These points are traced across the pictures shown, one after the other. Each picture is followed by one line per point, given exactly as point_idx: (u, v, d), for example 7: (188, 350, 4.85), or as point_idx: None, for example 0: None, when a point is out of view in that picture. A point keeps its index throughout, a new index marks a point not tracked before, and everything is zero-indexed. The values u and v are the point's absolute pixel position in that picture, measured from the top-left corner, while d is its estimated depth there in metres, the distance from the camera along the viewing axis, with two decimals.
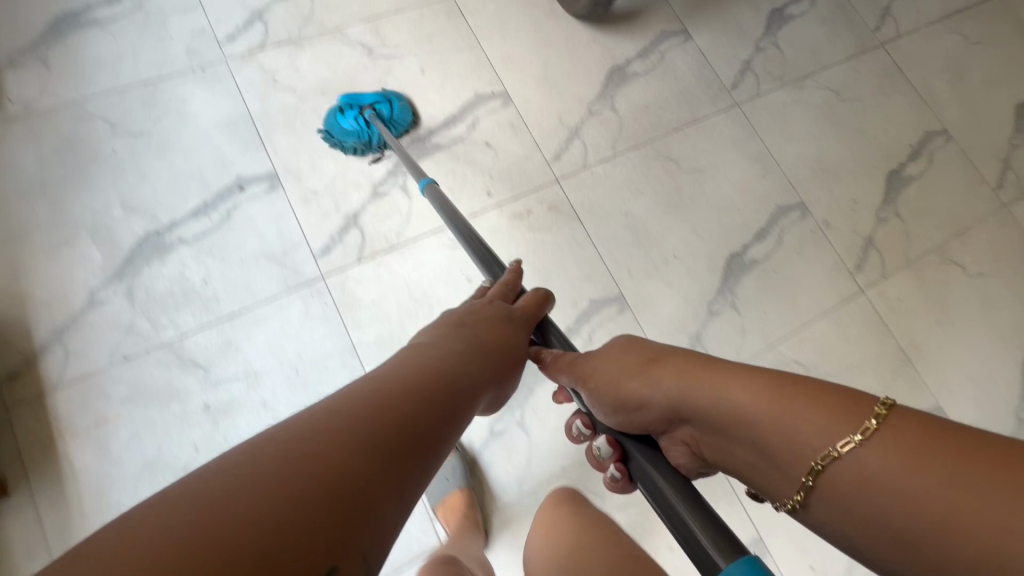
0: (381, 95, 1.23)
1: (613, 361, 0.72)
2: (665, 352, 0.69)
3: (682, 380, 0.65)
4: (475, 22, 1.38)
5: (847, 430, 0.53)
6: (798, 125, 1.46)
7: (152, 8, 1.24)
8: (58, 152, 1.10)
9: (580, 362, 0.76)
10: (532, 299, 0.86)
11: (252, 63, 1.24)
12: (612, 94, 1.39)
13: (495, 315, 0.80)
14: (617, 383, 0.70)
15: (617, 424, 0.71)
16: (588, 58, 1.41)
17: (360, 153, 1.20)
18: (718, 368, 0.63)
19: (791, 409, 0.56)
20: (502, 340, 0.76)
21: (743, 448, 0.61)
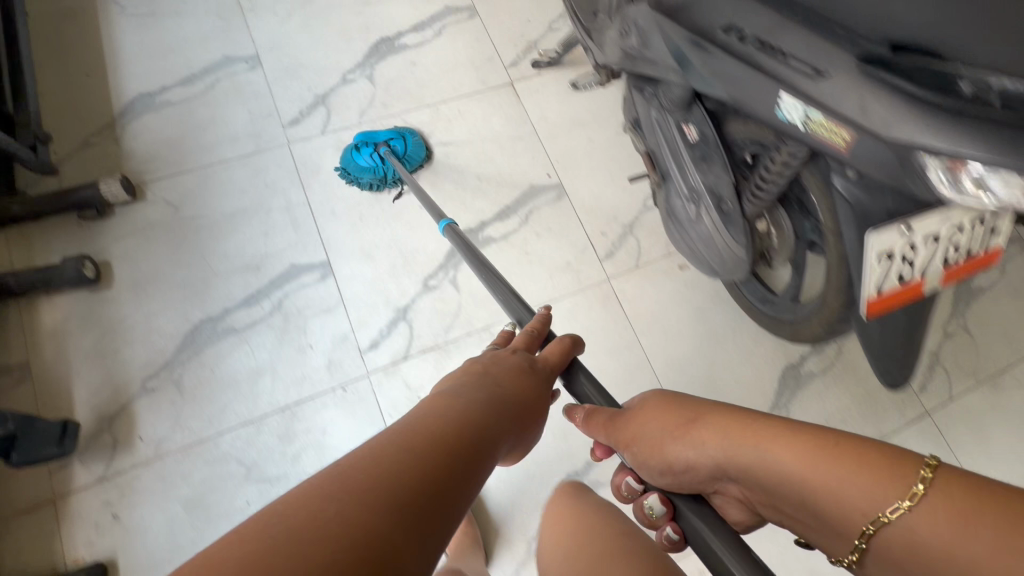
0: (394, 131, 1.28)
1: (652, 419, 0.70)
2: (704, 409, 0.67)
3: (729, 442, 0.63)
4: (633, 311, 1.24)
5: (890, 496, 0.51)
6: (999, 437, 1.25)
7: (291, 309, 1.12)
8: (189, 508, 0.98)
9: (617, 421, 0.73)
10: (557, 346, 0.76)
11: (396, 377, 1.11)
12: (787, 404, 1.21)
13: (518, 366, 0.71)
14: (660, 446, 0.68)
15: (666, 486, 0.68)
16: (758, 354, 1.24)
17: (376, 188, 1.23)
18: (756, 428, 0.61)
19: (830, 471, 0.55)
20: (526, 396, 0.68)
21: (792, 506, 0.59)
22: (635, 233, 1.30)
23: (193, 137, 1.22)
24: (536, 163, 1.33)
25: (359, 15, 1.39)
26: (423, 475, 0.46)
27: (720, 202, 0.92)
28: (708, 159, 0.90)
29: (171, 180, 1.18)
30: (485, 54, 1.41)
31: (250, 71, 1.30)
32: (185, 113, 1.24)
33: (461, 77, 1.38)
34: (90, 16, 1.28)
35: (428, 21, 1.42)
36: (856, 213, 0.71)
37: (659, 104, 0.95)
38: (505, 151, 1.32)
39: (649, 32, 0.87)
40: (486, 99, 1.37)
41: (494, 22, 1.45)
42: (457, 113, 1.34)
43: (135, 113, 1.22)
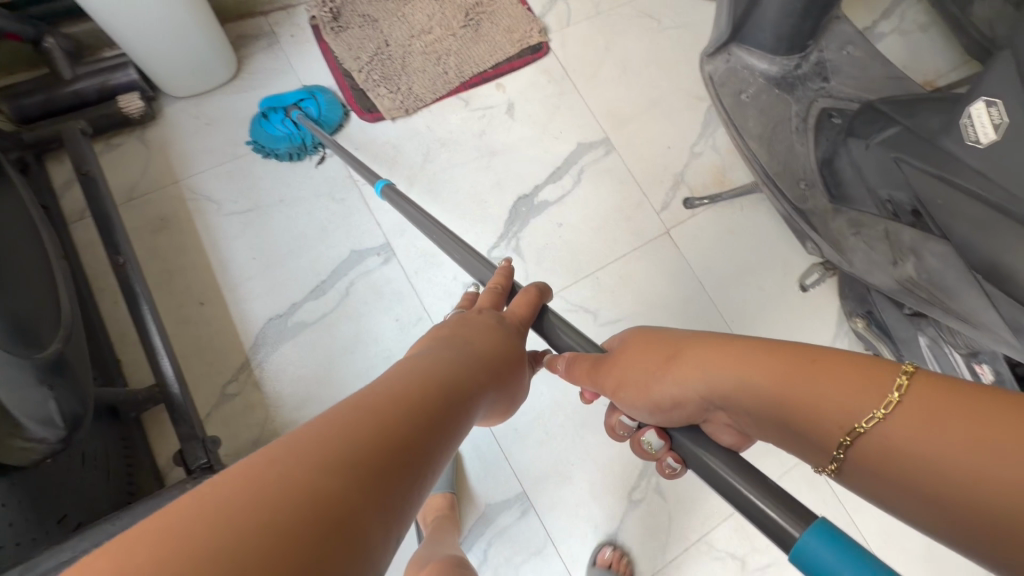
0: (305, 92, 1.17)
1: (634, 358, 0.58)
2: (680, 342, 0.55)
3: (707, 370, 0.50)
4: None
5: (865, 402, 0.41)
6: None
7: (498, 560, 1.00)
8: None
9: (598, 367, 0.62)
10: (523, 298, 0.68)
11: None
12: None
13: (487, 326, 0.62)
14: (644, 387, 0.56)
15: (658, 426, 0.55)
16: None
17: (296, 157, 1.14)
18: (736, 349, 0.49)
19: (813, 384, 0.43)
20: (498, 351, 0.58)
21: (777, 431, 0.47)
22: None
23: (344, 364, 1.04)
24: (709, 325, 1.20)
25: (488, 170, 1.21)
26: (389, 431, 0.35)
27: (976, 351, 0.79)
28: None
29: None
30: (632, 199, 1.25)
31: (385, 264, 1.12)
32: (324, 334, 1.06)
33: (614, 232, 1.22)
34: (187, 224, 1.08)
35: (564, 166, 1.24)
36: None
37: (937, 335, 0.84)
38: (678, 317, 1.19)
39: (958, 283, 0.75)
40: (646, 256, 1.21)
41: (631, 154, 1.28)
42: (619, 279, 1.19)
43: (271, 345, 1.03)
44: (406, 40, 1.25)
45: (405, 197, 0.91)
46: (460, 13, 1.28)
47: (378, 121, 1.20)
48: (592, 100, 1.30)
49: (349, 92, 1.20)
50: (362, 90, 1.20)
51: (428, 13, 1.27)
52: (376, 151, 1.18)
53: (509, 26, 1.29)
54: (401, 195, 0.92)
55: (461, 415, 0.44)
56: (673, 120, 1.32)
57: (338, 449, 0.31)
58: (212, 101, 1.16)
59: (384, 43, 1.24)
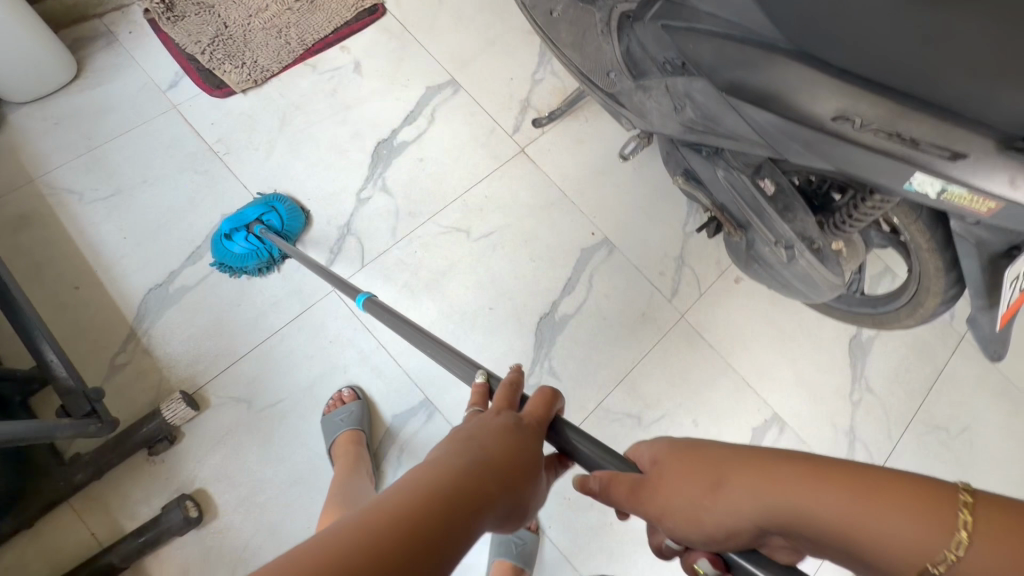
0: (262, 203, 1.15)
1: (670, 482, 0.50)
2: (718, 460, 0.48)
3: (758, 497, 0.44)
4: (716, 338, 1.30)
5: (936, 538, 0.36)
6: None
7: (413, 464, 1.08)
8: None
9: (630, 487, 0.52)
10: (539, 399, 0.59)
11: None
12: (863, 372, 1.35)
13: (503, 429, 0.54)
14: (694, 519, 0.48)
15: (713, 555, 0.48)
16: (825, 338, 1.35)
17: (265, 271, 1.12)
18: (778, 472, 0.44)
19: (874, 513, 0.39)
20: (520, 462, 0.51)
21: (841, 557, 0.41)
22: (688, 263, 1.34)
23: (232, 318, 1.09)
24: (575, 224, 1.32)
25: (345, 124, 1.29)
26: None
27: (758, 170, 0.95)
28: (791, 207, 0.96)
29: (230, 372, 1.06)
30: (485, 127, 1.36)
31: None
32: (210, 295, 1.10)
33: (473, 158, 1.33)
34: (50, 218, 1.10)
35: (417, 109, 1.34)
36: (978, 246, 0.78)
37: (728, 165, 0.98)
38: (545, 223, 1.31)
39: (716, 108, 0.88)
40: (507, 175, 1.33)
41: (478, 90, 1.39)
42: (486, 200, 1.30)
43: (154, 313, 1.07)
44: (244, 19, 1.32)
45: (387, 305, 0.91)
46: None
47: (230, 96, 1.26)
48: (434, 49, 1.41)
49: (195, 73, 1.25)
50: (209, 70, 1.26)
51: None
52: (232, 122, 1.24)
53: None
54: (383, 304, 0.91)
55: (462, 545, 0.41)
56: (512, 55, 1.44)
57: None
58: (58, 102, 1.19)
59: (223, 26, 1.30)
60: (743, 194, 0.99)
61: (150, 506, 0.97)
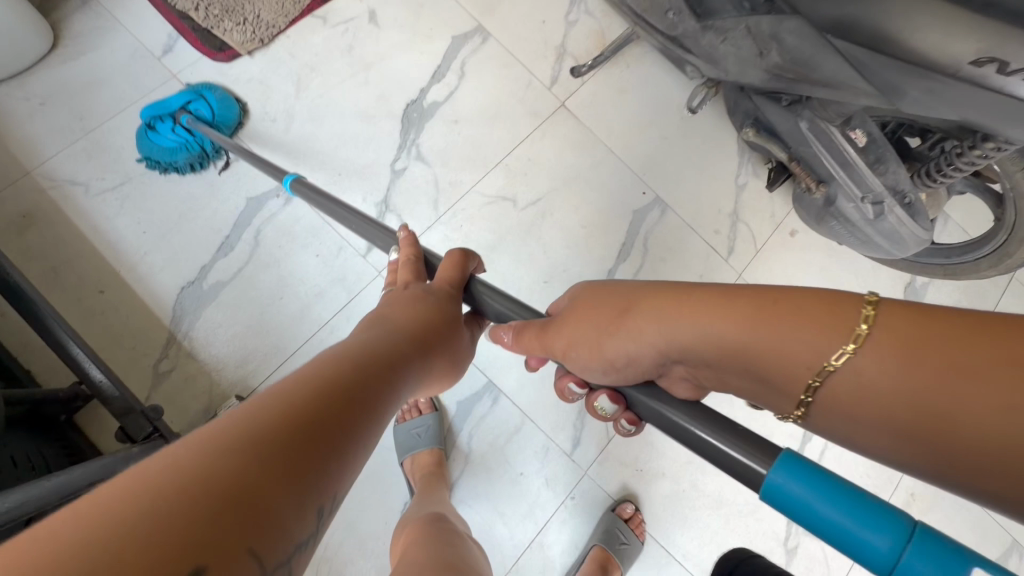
0: (190, 92, 1.05)
1: (583, 317, 0.62)
2: (635, 298, 0.59)
3: (663, 328, 0.55)
4: None
5: (831, 340, 0.44)
6: None
7: (482, 448, 1.06)
8: None
9: (560, 330, 0.63)
10: (450, 261, 0.68)
11: (610, 463, 1.09)
12: None
13: (410, 304, 0.63)
14: (598, 348, 0.60)
15: (612, 383, 0.60)
16: (883, 287, 1.32)
17: (198, 167, 1.04)
18: (693, 306, 0.53)
19: (773, 327, 0.47)
20: (426, 328, 0.61)
21: (732, 370, 0.51)
22: (742, 218, 1.28)
23: (274, 312, 1.01)
24: (624, 182, 1.23)
25: (368, 86, 1.15)
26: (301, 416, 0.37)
27: (848, 121, 0.87)
28: (884, 158, 0.88)
29: (282, 371, 0.99)
30: (520, 80, 1.24)
31: (288, 205, 1.07)
32: (246, 288, 1.01)
33: (511, 117, 1.21)
34: (56, 214, 0.98)
35: (445, 63, 1.20)
36: None
37: (813, 115, 0.89)
38: (593, 184, 1.21)
39: (815, 52, 0.79)
40: (548, 134, 1.22)
41: (508, 37, 1.25)
42: (529, 162, 1.19)
43: (192, 313, 0.98)
44: None
45: (317, 186, 0.85)
46: None
47: (235, 59, 1.10)
48: None
49: (192, 35, 1.09)
50: (206, 30, 1.10)
51: None
52: (242, 90, 1.10)
53: None
54: (313, 186, 0.87)
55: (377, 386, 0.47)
56: None
57: (251, 430, 0.33)
58: (39, 78, 1.03)
59: None
60: (825, 149, 0.93)
61: None
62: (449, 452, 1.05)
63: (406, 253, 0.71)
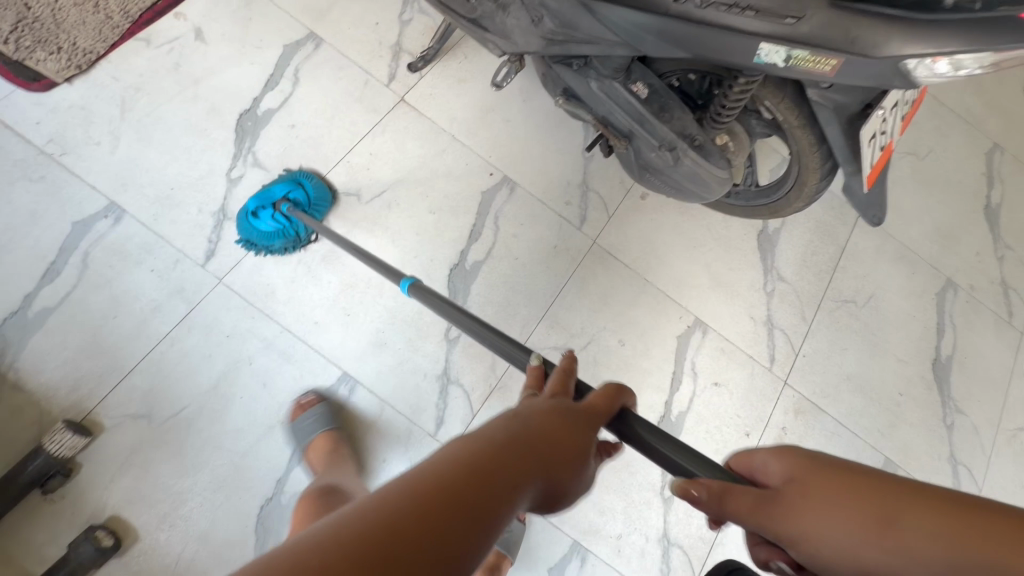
0: (290, 181, 1.13)
1: (813, 505, 0.43)
2: (888, 494, 0.41)
3: (960, 552, 0.37)
4: (631, 257, 1.31)
5: None
6: (907, 205, 1.54)
7: None
8: None
9: (766, 504, 0.45)
10: (603, 391, 0.56)
11: None
12: (773, 264, 1.39)
13: (552, 411, 0.50)
14: (843, 552, 0.41)
15: None
16: (736, 237, 1.38)
17: (290, 250, 1.10)
18: (988, 527, 0.37)
19: None
20: (567, 446, 0.47)
21: None
22: (592, 188, 1.32)
23: (109, 331, 1.00)
24: (471, 167, 1.27)
25: (197, 100, 1.16)
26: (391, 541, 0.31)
27: (630, 74, 0.93)
28: (667, 105, 0.95)
29: (118, 392, 0.97)
30: (358, 80, 1.27)
31: (119, 224, 1.06)
32: (78, 311, 1.00)
33: (350, 116, 1.24)
34: None
35: (277, 71, 1.22)
36: (837, 112, 0.79)
37: (599, 75, 0.95)
38: (439, 172, 1.25)
39: (572, 13, 0.84)
40: (389, 129, 1.25)
41: (342, 41, 1.28)
42: (372, 158, 1.22)
43: (18, 342, 0.97)
44: None
45: (434, 289, 0.88)
46: None
47: (52, 88, 1.10)
48: (284, 2, 1.27)
49: (3, 67, 1.09)
50: (19, 62, 1.10)
51: None
52: (64, 117, 1.09)
53: None
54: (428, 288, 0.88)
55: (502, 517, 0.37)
56: None
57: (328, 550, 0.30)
58: None
59: (25, 7, 1.13)
60: (618, 104, 0.96)
61: (59, 544, 0.91)
62: None
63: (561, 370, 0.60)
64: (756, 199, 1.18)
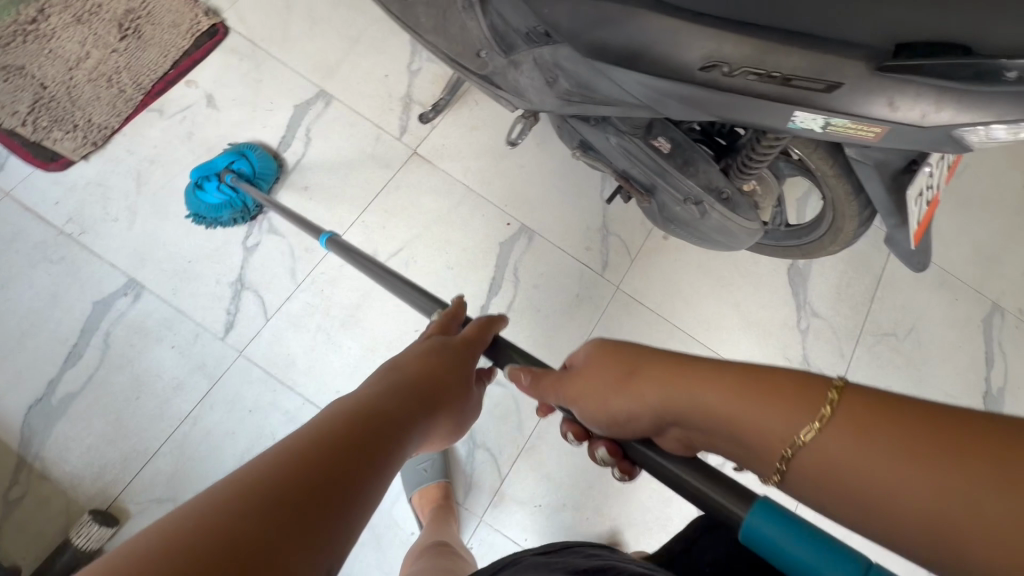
0: (233, 151, 1.14)
1: (587, 373, 0.55)
2: (639, 356, 0.52)
3: (663, 390, 0.48)
4: (657, 302, 1.26)
5: (799, 418, 0.40)
6: (945, 226, 1.47)
7: None
8: None
9: (561, 380, 0.58)
10: (473, 327, 0.65)
11: (506, 504, 1.08)
12: (807, 299, 1.33)
13: (428, 350, 0.58)
14: (600, 401, 0.53)
15: (615, 434, 0.53)
16: (765, 273, 1.33)
17: (238, 221, 1.12)
18: (688, 369, 0.47)
19: (755, 401, 0.43)
20: (444, 373, 0.56)
21: (712, 434, 0.46)
22: (612, 230, 1.28)
23: (132, 413, 0.99)
24: (487, 216, 1.24)
25: None
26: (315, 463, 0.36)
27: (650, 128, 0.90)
28: (691, 157, 0.90)
29: (144, 475, 0.96)
30: (369, 135, 1.25)
31: (138, 300, 1.06)
32: (101, 393, 1.00)
33: (363, 173, 1.22)
34: None
35: (289, 133, 1.22)
36: (879, 168, 0.73)
37: (618, 131, 0.91)
38: (455, 224, 1.22)
39: (589, 76, 0.80)
40: (403, 183, 1.23)
41: (351, 95, 1.27)
42: (386, 214, 1.21)
43: (44, 430, 0.96)
44: (65, 75, 1.16)
45: (349, 244, 0.89)
46: (114, 27, 1.20)
47: (69, 166, 1.11)
48: (293, 61, 1.27)
49: (22, 149, 1.10)
50: (37, 143, 1.11)
51: (79, 39, 1.18)
52: (81, 196, 1.10)
53: (174, 22, 1.23)
54: (344, 243, 0.90)
55: (397, 437, 0.43)
56: (380, 48, 1.31)
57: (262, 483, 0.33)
58: None
59: (42, 88, 1.14)
60: (638, 159, 0.93)
61: None
62: None
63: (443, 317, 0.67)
64: (786, 241, 1.12)
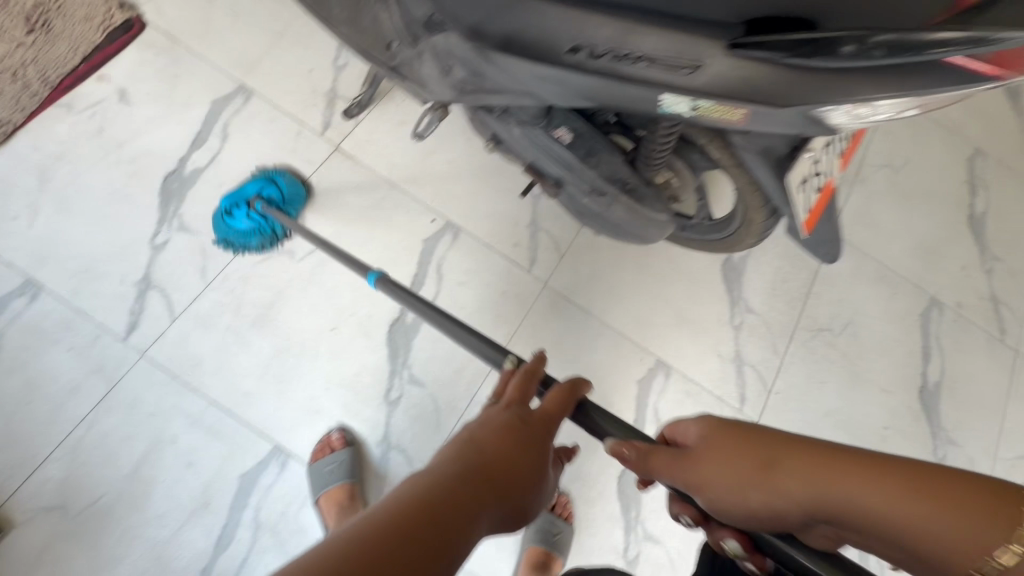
0: (262, 177, 1.14)
1: (714, 455, 0.50)
2: (779, 443, 0.48)
3: (818, 487, 0.44)
4: (586, 299, 1.24)
5: (992, 532, 0.40)
6: (885, 220, 1.46)
7: (270, 520, 0.98)
8: None
9: (678, 461, 0.52)
10: (558, 396, 0.58)
11: None
12: (741, 296, 1.32)
13: (508, 423, 0.51)
14: (738, 493, 0.48)
15: (752, 528, 0.48)
16: (698, 269, 1.31)
17: (268, 248, 1.10)
18: (848, 464, 0.44)
19: (940, 510, 0.41)
20: (522, 459, 0.49)
21: (882, 544, 0.43)
22: (542, 227, 1.26)
23: (25, 418, 0.96)
24: (412, 213, 1.22)
25: (121, 164, 1.13)
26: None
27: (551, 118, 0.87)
28: (594, 148, 0.88)
29: (32, 482, 0.93)
30: (290, 131, 1.22)
31: (36, 302, 1.02)
32: None
33: (281, 169, 1.19)
34: None
35: (205, 129, 1.18)
36: (764, 154, 0.72)
37: (519, 122, 0.89)
38: (378, 222, 1.20)
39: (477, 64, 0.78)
40: (325, 180, 1.20)
41: (274, 91, 1.24)
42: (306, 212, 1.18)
43: None
44: None
45: (399, 283, 0.88)
46: (21, 22, 1.17)
47: None
48: (212, 55, 1.23)
49: None
50: None
51: None
52: None
53: (86, 15, 1.19)
54: (394, 283, 0.88)
55: (461, 541, 0.39)
56: (305, 42, 1.28)
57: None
58: None
59: None
60: (541, 151, 0.91)
61: None
62: (230, 535, 0.96)
63: (524, 373, 0.59)
64: (708, 234, 1.10)
